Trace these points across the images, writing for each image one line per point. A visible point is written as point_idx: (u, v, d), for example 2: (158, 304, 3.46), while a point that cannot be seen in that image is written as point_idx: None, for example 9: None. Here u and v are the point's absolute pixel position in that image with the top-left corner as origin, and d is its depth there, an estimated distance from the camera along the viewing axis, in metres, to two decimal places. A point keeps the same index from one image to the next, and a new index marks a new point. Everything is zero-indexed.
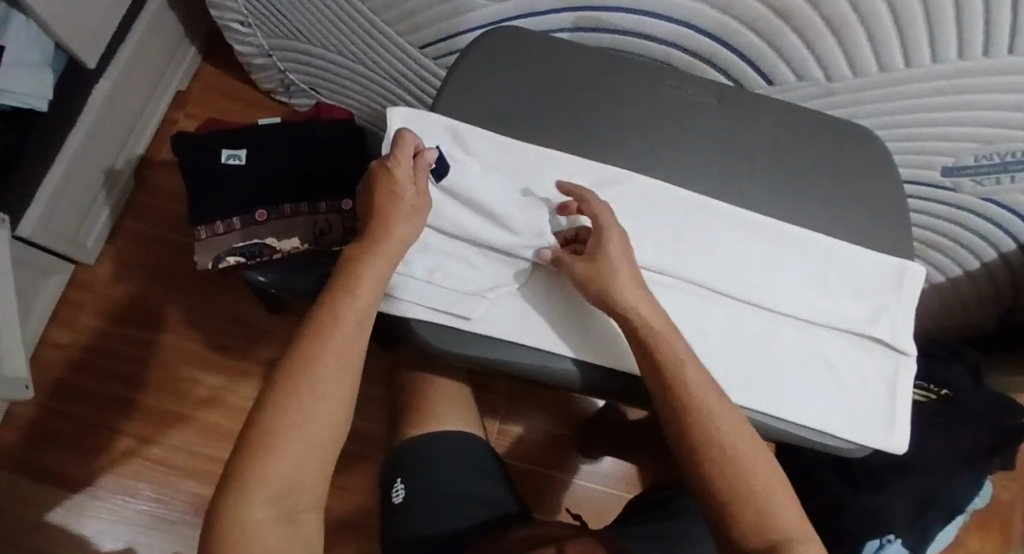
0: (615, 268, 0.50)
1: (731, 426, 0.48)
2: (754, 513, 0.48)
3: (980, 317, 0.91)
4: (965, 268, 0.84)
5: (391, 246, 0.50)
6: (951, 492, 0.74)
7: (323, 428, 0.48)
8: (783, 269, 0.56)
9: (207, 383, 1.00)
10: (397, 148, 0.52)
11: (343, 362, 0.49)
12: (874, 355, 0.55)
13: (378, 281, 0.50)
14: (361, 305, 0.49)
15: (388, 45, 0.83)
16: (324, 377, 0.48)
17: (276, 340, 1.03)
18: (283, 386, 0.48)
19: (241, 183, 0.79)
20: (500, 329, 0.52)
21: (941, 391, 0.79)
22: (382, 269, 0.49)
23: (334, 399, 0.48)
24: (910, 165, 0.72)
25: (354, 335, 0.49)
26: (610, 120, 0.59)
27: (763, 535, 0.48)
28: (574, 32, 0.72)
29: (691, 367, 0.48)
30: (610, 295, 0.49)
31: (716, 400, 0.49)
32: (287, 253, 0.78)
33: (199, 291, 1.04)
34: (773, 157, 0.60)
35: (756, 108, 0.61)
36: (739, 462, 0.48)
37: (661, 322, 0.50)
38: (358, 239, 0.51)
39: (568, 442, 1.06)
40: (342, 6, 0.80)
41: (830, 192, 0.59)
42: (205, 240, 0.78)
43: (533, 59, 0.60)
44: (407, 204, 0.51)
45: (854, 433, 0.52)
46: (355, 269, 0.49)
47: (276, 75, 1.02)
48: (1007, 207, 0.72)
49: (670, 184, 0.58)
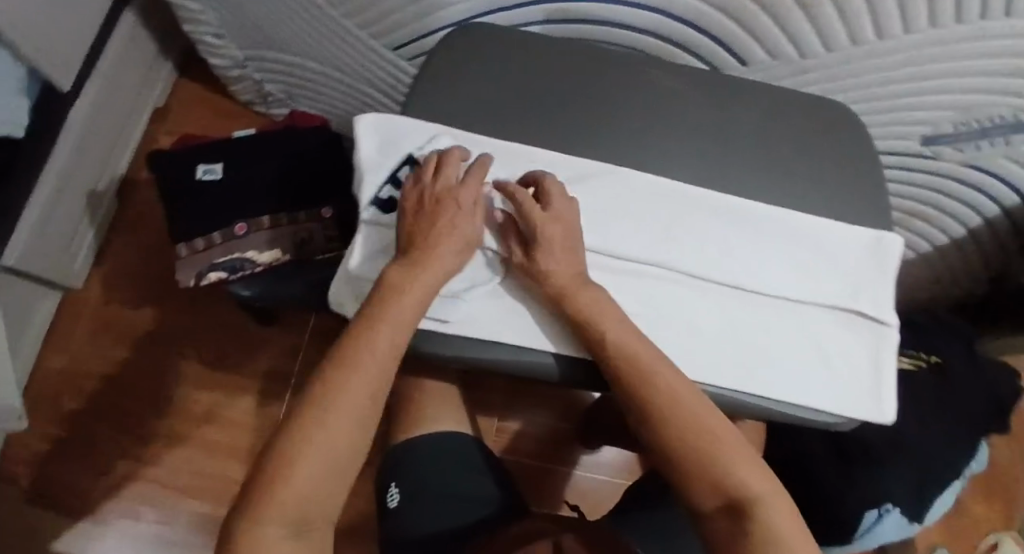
0: (552, 267, 0.51)
1: (694, 403, 0.48)
2: (712, 473, 0.48)
3: (968, 285, 0.92)
4: (952, 237, 0.84)
5: (430, 275, 0.49)
6: (946, 461, 0.73)
7: (340, 450, 0.47)
8: (765, 248, 0.56)
9: (203, 400, 1.00)
10: (443, 167, 0.52)
11: (368, 382, 0.48)
12: (855, 329, 0.54)
13: (406, 310, 0.48)
14: (388, 331, 0.48)
15: (361, 48, 0.83)
16: (344, 398, 0.47)
17: (270, 352, 1.03)
18: (307, 410, 0.47)
19: (223, 197, 0.76)
20: (479, 330, 0.51)
21: (932, 357, 0.77)
22: (412, 301, 0.49)
23: (355, 422, 0.47)
24: (889, 137, 0.72)
25: (383, 359, 0.48)
26: (584, 113, 0.59)
27: (730, 504, 0.47)
28: (546, 24, 0.72)
29: (620, 328, 0.49)
30: (545, 277, 0.51)
31: (652, 356, 0.49)
32: (268, 265, 0.77)
33: (191, 308, 1.04)
34: (750, 139, 0.59)
35: (730, 91, 0.61)
36: (692, 424, 0.48)
37: (607, 308, 0.50)
38: (398, 261, 0.50)
39: (566, 435, 1.06)
40: (313, 13, 0.80)
41: (807, 170, 0.59)
42: (186, 257, 0.75)
43: (500, 55, 0.60)
44: (457, 200, 0.51)
45: (843, 409, 0.52)
46: (387, 294, 0.49)
47: (253, 85, 1.02)
48: (992, 173, 0.73)
49: (652, 174, 0.57)
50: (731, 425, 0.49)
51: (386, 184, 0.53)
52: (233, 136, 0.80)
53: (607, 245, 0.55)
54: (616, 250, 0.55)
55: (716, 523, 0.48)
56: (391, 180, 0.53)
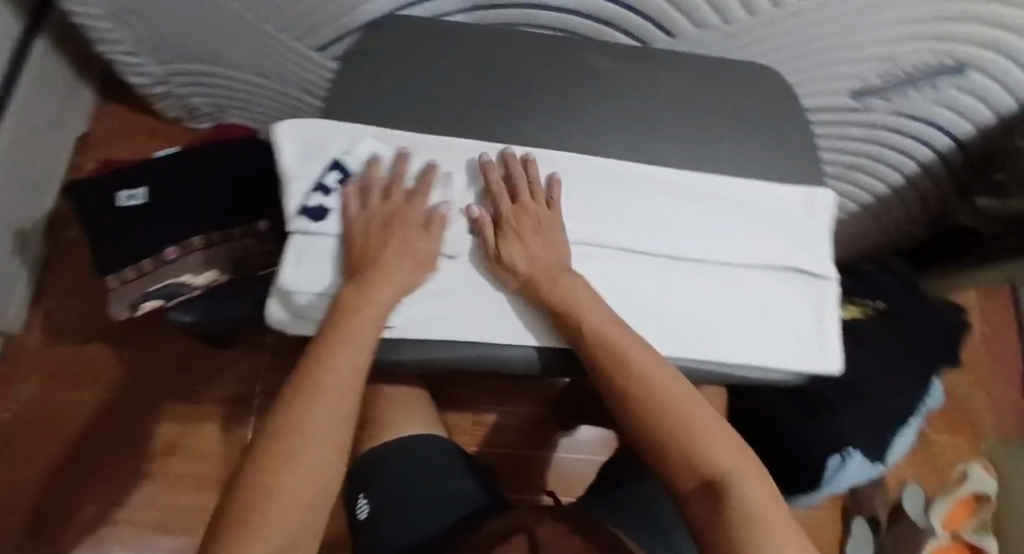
0: (530, 247, 0.50)
1: (671, 385, 0.49)
2: (687, 452, 0.48)
3: (912, 230, 0.94)
4: (891, 186, 0.85)
5: (386, 294, 0.48)
6: (900, 398, 0.72)
7: (310, 481, 0.46)
8: (706, 219, 0.55)
9: (166, 433, 0.97)
10: (392, 186, 0.51)
11: (330, 409, 0.48)
12: (798, 285, 0.55)
13: (364, 333, 0.47)
14: (350, 354, 0.47)
15: (277, 52, 0.78)
16: (307, 428, 0.47)
17: (231, 377, 1.00)
18: (272, 443, 0.46)
19: (150, 223, 0.66)
20: (424, 331, 0.49)
21: (879, 304, 0.76)
22: (370, 322, 0.47)
23: (328, 447, 0.47)
24: (821, 95, 0.72)
25: (343, 386, 0.48)
26: (514, 96, 0.57)
27: (706, 483, 0.47)
28: (471, 12, 0.68)
29: (596, 314, 0.49)
30: (500, 266, 0.50)
31: (628, 340, 0.49)
32: (206, 288, 0.68)
33: (143, 340, 1.01)
34: (682, 110, 0.59)
35: (657, 66, 0.60)
36: (666, 404, 0.49)
37: (582, 294, 0.49)
38: (349, 282, 0.48)
39: (545, 420, 1.06)
40: (223, 24, 0.75)
41: (739, 136, 0.59)
42: (117, 290, 0.66)
43: (418, 47, 0.58)
44: (405, 208, 0.51)
45: (795, 363, 0.53)
46: (345, 317, 0.47)
47: (178, 101, 0.97)
48: (921, 119, 0.74)
49: (588, 155, 0.56)
50: (703, 404, 0.50)
51: (311, 191, 0.51)
52: (153, 157, 0.71)
53: None
54: None
55: (694, 503, 0.48)
56: (317, 186, 0.51)
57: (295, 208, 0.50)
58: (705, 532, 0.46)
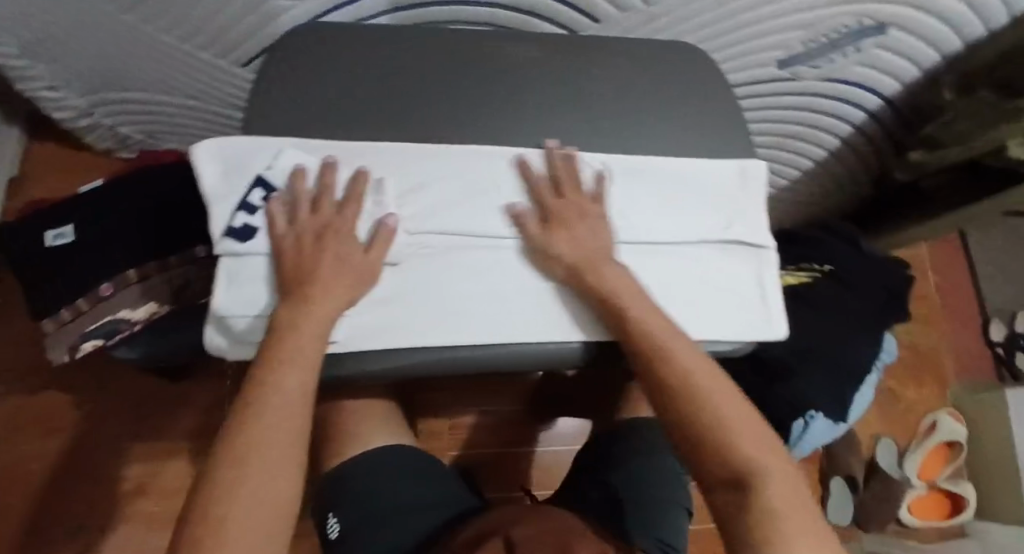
0: (575, 232, 0.52)
1: (708, 379, 0.51)
2: (718, 445, 0.51)
3: (856, 188, 0.96)
4: (828, 149, 0.86)
5: (327, 307, 0.47)
6: (854, 354, 0.73)
7: (266, 503, 0.45)
8: (637, 195, 0.56)
9: (131, 474, 0.92)
10: (321, 197, 0.50)
11: (280, 429, 0.47)
12: (737, 255, 0.56)
13: (308, 349, 0.46)
14: (294, 374, 0.46)
15: (197, 71, 0.76)
16: (257, 451, 0.46)
17: (194, 409, 0.94)
18: (221, 468, 0.45)
19: (81, 261, 0.65)
20: (368, 341, 0.48)
21: (825, 266, 0.76)
22: (311, 337, 0.46)
23: (279, 469, 0.46)
24: (748, 67, 0.73)
25: (290, 404, 0.47)
26: (438, 89, 0.55)
27: (734, 478, 0.50)
28: (393, 13, 0.66)
29: (642, 306, 0.50)
30: (549, 259, 0.52)
31: (672, 333, 0.51)
32: (145, 322, 0.63)
33: (93, 382, 0.94)
34: (611, 91, 0.58)
35: (585, 49, 0.59)
36: (704, 396, 0.51)
37: (623, 284, 0.51)
38: (283, 301, 0.47)
39: (522, 416, 1.05)
40: (136, 47, 0.72)
41: (670, 113, 0.59)
42: (54, 333, 0.64)
43: (331, 48, 0.54)
44: (335, 221, 0.50)
45: (740, 332, 0.55)
46: (284, 334, 0.46)
47: (108, 132, 0.94)
48: (848, 81, 0.75)
49: (523, 146, 0.55)
50: (735, 397, 0.52)
51: (235, 210, 0.49)
52: (80, 192, 0.68)
53: None
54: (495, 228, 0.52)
55: (717, 495, 0.51)
56: (241, 205, 0.49)
57: (219, 230, 0.48)
58: (725, 522, 0.50)
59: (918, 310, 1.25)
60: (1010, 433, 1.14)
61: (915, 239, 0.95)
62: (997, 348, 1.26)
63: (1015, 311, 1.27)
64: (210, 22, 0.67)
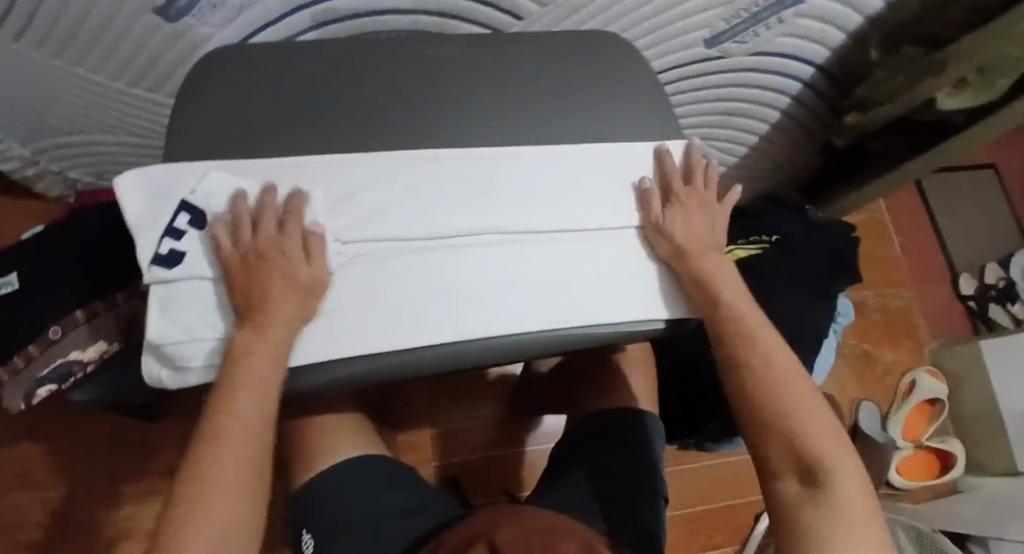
0: (691, 218, 0.60)
1: (781, 372, 0.57)
2: (789, 436, 0.56)
3: (806, 157, 0.97)
4: (769, 121, 0.87)
5: (280, 329, 0.48)
6: (811, 319, 0.74)
7: (231, 518, 0.47)
8: (561, 180, 0.58)
9: (112, 518, 0.88)
10: (262, 218, 0.51)
11: (242, 446, 0.48)
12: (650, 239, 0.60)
13: (268, 375, 0.47)
14: (250, 397, 0.47)
15: (130, 104, 0.75)
16: (220, 469, 0.47)
17: (171, 445, 0.92)
18: (184, 489, 0.46)
19: (27, 307, 0.65)
20: (317, 352, 0.50)
21: (773, 237, 0.77)
22: (266, 362, 0.47)
23: (239, 487, 0.47)
24: (677, 49, 0.73)
25: (251, 421, 0.48)
26: (360, 102, 0.55)
27: (806, 470, 0.55)
28: (318, 29, 0.66)
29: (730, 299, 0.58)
30: (662, 236, 0.58)
31: (754, 326, 0.58)
32: (99, 361, 0.66)
33: (57, 431, 0.89)
34: (529, 85, 0.60)
35: (510, 47, 0.60)
36: (772, 389, 0.57)
37: (719, 274, 0.59)
38: (241, 328, 0.48)
39: (504, 417, 1.05)
40: (65, 86, 0.72)
41: (591, 102, 0.61)
42: (7, 381, 0.65)
43: (245, 72, 0.55)
44: (278, 241, 0.51)
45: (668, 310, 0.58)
46: (240, 360, 0.47)
47: (58, 177, 0.91)
48: (773, 53, 0.76)
49: (453, 145, 0.56)
50: (806, 393, 0.57)
51: (161, 238, 0.50)
52: (22, 239, 0.68)
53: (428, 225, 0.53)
54: (437, 228, 0.53)
55: (785, 485, 0.55)
56: (167, 232, 0.50)
57: (147, 259, 0.49)
58: (792, 509, 0.54)
59: (889, 272, 1.25)
60: (989, 384, 1.15)
61: (856, 203, 0.97)
62: (968, 302, 1.27)
63: (982, 264, 1.30)
64: (137, 55, 0.67)
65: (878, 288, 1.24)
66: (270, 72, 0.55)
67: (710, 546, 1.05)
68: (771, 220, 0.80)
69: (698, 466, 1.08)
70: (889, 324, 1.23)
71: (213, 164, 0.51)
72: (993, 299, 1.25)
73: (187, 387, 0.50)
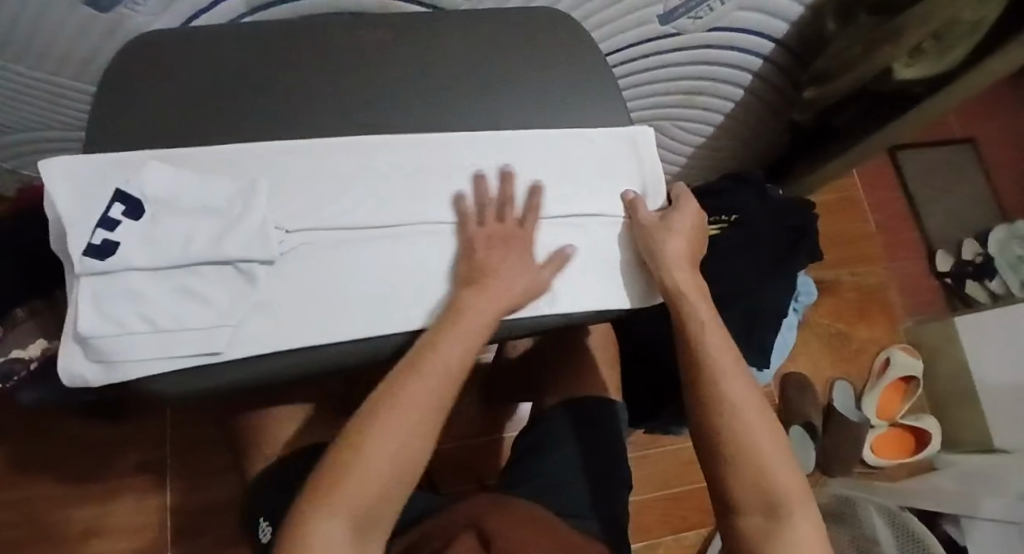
0: (672, 232, 0.58)
1: (749, 404, 0.53)
2: (752, 469, 0.51)
3: (772, 134, 0.96)
4: (733, 100, 0.86)
5: (494, 293, 0.51)
6: (771, 298, 0.73)
7: (413, 441, 0.46)
8: (499, 167, 0.57)
9: (79, 518, 0.87)
10: (503, 211, 0.56)
11: (444, 376, 0.47)
12: (603, 224, 0.60)
13: (473, 329, 0.49)
14: (459, 344, 0.48)
15: (80, 97, 0.72)
16: (418, 391, 0.46)
17: (139, 443, 0.91)
18: (380, 399, 0.46)
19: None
20: (268, 345, 0.49)
21: (731, 217, 0.76)
22: (477, 320, 0.49)
23: (423, 426, 0.46)
24: (630, 28, 0.72)
25: (456, 358, 0.48)
26: (298, 96, 0.55)
27: (767, 505, 0.51)
28: (253, 14, 0.64)
29: (707, 317, 0.56)
30: (648, 242, 0.58)
31: (722, 353, 0.54)
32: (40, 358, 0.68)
33: (19, 433, 0.87)
34: (466, 71, 0.59)
35: (442, 33, 0.59)
36: (743, 421, 0.52)
37: (690, 287, 0.56)
38: (465, 288, 0.51)
39: (477, 408, 1.04)
40: (10, 78, 0.69)
41: (535, 87, 0.60)
42: None
43: (171, 65, 0.54)
44: (520, 232, 0.55)
45: (615, 300, 0.58)
46: (458, 312, 0.50)
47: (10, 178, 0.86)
48: (730, 28, 0.75)
49: (391, 137, 0.56)
50: (778, 431, 0.53)
51: (94, 229, 0.48)
52: None
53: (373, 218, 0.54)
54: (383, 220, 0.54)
55: (748, 521, 0.51)
56: (100, 222, 0.48)
57: (78, 249, 0.47)
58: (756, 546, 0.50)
59: (864, 250, 1.25)
60: (965, 359, 1.15)
61: (819, 181, 0.96)
62: (944, 279, 1.27)
63: (960, 240, 1.29)
64: (72, 47, 0.65)
65: (852, 267, 1.24)
66: (201, 71, 0.54)
67: (685, 528, 1.05)
68: (729, 199, 0.78)
69: (671, 449, 1.08)
70: (865, 302, 1.23)
71: (152, 153, 0.52)
72: (970, 275, 1.25)
73: (113, 383, 0.47)
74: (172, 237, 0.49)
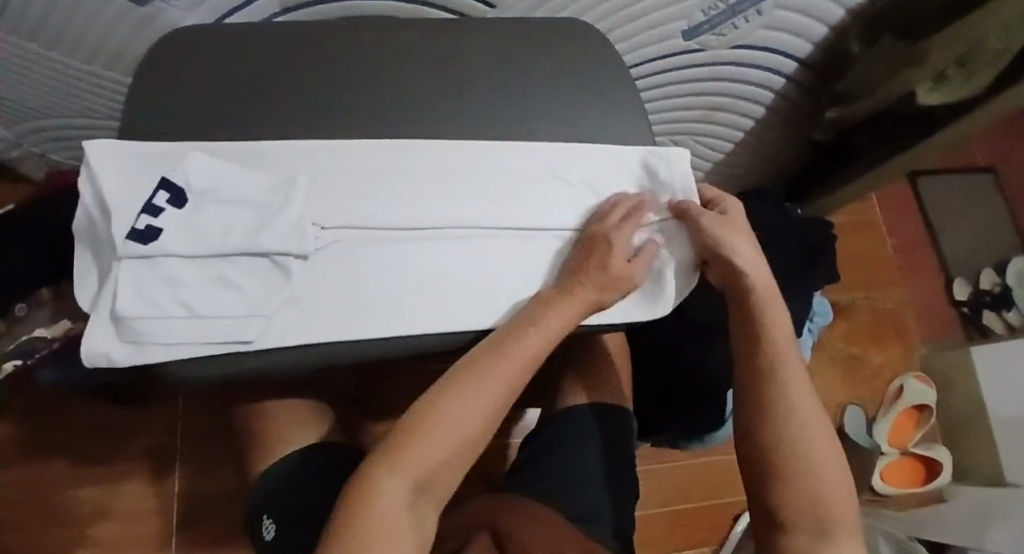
0: (738, 236, 0.58)
1: (811, 416, 0.55)
2: (801, 482, 0.53)
3: (792, 153, 0.96)
4: (755, 118, 0.87)
5: (598, 288, 0.53)
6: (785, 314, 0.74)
7: (479, 424, 0.48)
8: (517, 171, 0.58)
9: (89, 499, 0.88)
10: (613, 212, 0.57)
11: (519, 366, 0.49)
12: None
13: (565, 321, 0.51)
14: (541, 339, 0.50)
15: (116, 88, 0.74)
16: (493, 376, 0.48)
17: (150, 428, 0.92)
18: (454, 378, 0.49)
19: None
20: (297, 336, 0.50)
21: None
22: (573, 311, 0.52)
23: (492, 411, 0.48)
24: (655, 42, 0.73)
25: (535, 350, 0.50)
26: (327, 95, 0.57)
27: (815, 521, 0.52)
28: (287, 13, 0.66)
29: (775, 322, 0.57)
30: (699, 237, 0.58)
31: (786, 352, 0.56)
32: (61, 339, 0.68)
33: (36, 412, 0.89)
34: (492, 77, 0.60)
35: (470, 39, 0.60)
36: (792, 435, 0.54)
37: (768, 293, 0.57)
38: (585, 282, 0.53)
39: None
40: (51, 67, 0.71)
41: (560, 96, 0.61)
42: None
43: (208, 59, 0.56)
44: (616, 227, 0.56)
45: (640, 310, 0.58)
46: (546, 305, 0.52)
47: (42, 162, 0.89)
48: (754, 46, 0.75)
49: (414, 141, 0.57)
50: (835, 452, 0.54)
51: (139, 214, 0.49)
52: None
53: (401, 218, 0.54)
54: (407, 219, 0.54)
55: (797, 534, 0.53)
56: (145, 208, 0.49)
57: (123, 232, 0.48)
58: None
59: (880, 274, 1.24)
60: (978, 390, 1.14)
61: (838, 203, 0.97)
62: (961, 308, 1.26)
63: (978, 270, 1.28)
64: (109, 36, 0.66)
65: (868, 291, 1.23)
66: (235, 66, 0.56)
67: (688, 545, 1.05)
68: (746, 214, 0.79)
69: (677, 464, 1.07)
70: (879, 328, 1.22)
71: (195, 144, 0.53)
72: (988, 304, 1.24)
73: (138, 364, 0.48)
74: (213, 226, 0.50)
